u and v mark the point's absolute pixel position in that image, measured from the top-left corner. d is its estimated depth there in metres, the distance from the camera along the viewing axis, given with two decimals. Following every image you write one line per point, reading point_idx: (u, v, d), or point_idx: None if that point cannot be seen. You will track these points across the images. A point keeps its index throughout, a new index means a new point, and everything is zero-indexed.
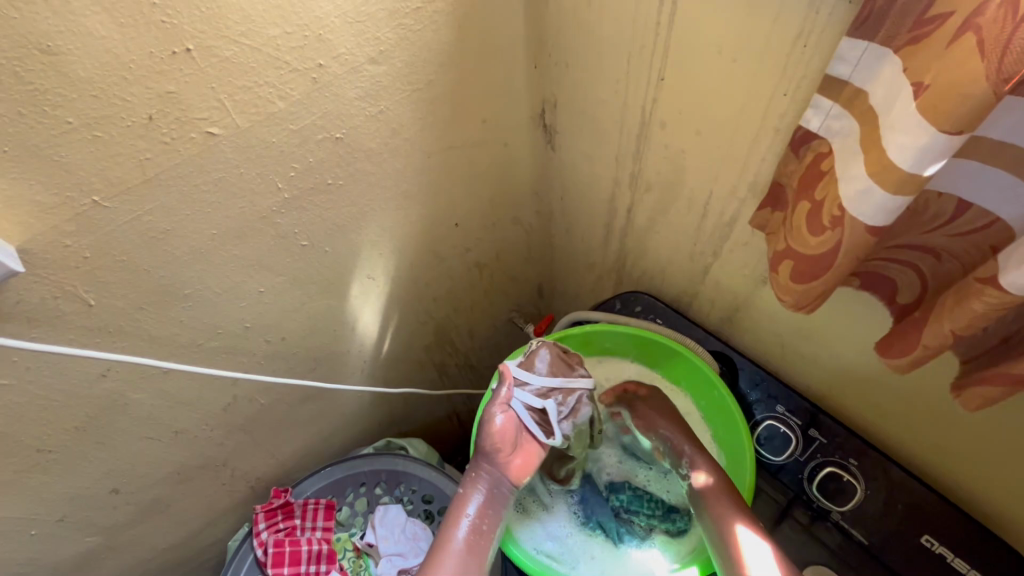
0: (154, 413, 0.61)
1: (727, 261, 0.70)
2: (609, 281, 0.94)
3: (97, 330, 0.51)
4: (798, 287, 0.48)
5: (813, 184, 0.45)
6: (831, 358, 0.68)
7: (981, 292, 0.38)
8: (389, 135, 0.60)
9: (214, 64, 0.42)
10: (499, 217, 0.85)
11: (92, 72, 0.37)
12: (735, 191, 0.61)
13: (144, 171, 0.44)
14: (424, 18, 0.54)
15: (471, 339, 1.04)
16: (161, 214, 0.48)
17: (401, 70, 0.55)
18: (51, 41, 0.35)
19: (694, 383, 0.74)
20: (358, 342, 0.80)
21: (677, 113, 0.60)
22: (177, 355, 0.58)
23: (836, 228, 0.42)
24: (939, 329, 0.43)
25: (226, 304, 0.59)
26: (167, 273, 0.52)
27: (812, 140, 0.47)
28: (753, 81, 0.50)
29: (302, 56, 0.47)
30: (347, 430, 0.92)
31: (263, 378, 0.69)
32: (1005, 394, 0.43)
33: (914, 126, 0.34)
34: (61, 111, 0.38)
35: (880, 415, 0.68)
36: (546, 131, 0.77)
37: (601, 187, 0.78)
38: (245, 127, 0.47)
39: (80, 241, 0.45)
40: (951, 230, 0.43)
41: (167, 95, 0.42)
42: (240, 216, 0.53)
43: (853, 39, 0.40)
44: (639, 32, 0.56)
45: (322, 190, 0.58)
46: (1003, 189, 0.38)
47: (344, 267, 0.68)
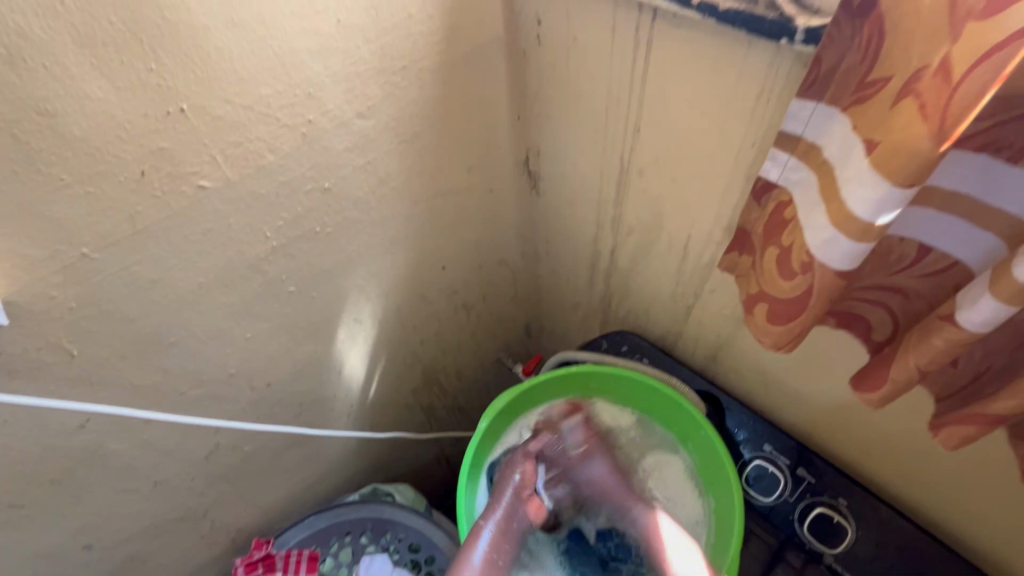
0: (133, 464, 0.60)
1: (707, 302, 0.72)
2: (595, 321, 0.95)
3: (78, 381, 0.50)
4: (774, 328, 0.49)
5: (779, 231, 0.47)
6: (814, 396, 0.69)
7: (941, 328, 0.40)
8: (376, 184, 0.62)
9: (207, 122, 0.44)
10: (485, 260, 0.87)
11: (87, 131, 0.39)
12: (711, 234, 0.63)
13: (135, 223, 0.45)
14: (410, 75, 0.56)
15: (459, 380, 1.04)
16: (149, 263, 0.48)
17: (388, 124, 0.58)
18: (49, 103, 0.37)
19: (682, 427, 0.73)
20: (345, 386, 0.80)
21: (653, 161, 0.62)
22: (160, 404, 0.58)
23: (807, 273, 0.43)
24: (906, 366, 0.44)
25: (211, 351, 0.59)
26: (153, 321, 0.52)
27: (772, 189, 0.49)
28: (721, 133, 0.53)
29: (293, 112, 0.49)
30: (333, 476, 0.90)
31: (247, 425, 0.68)
32: (979, 432, 0.44)
33: (868, 179, 0.36)
34: (56, 169, 0.39)
35: (866, 452, 0.69)
36: (530, 177, 0.80)
37: (584, 230, 0.80)
38: (235, 179, 0.49)
39: (67, 292, 0.45)
40: (916, 272, 0.45)
41: (160, 151, 0.43)
42: (228, 264, 0.54)
43: (802, 100, 0.43)
44: (613, 88, 0.60)
45: (309, 238, 0.59)
46: (959, 234, 0.41)
47: (332, 311, 0.69)
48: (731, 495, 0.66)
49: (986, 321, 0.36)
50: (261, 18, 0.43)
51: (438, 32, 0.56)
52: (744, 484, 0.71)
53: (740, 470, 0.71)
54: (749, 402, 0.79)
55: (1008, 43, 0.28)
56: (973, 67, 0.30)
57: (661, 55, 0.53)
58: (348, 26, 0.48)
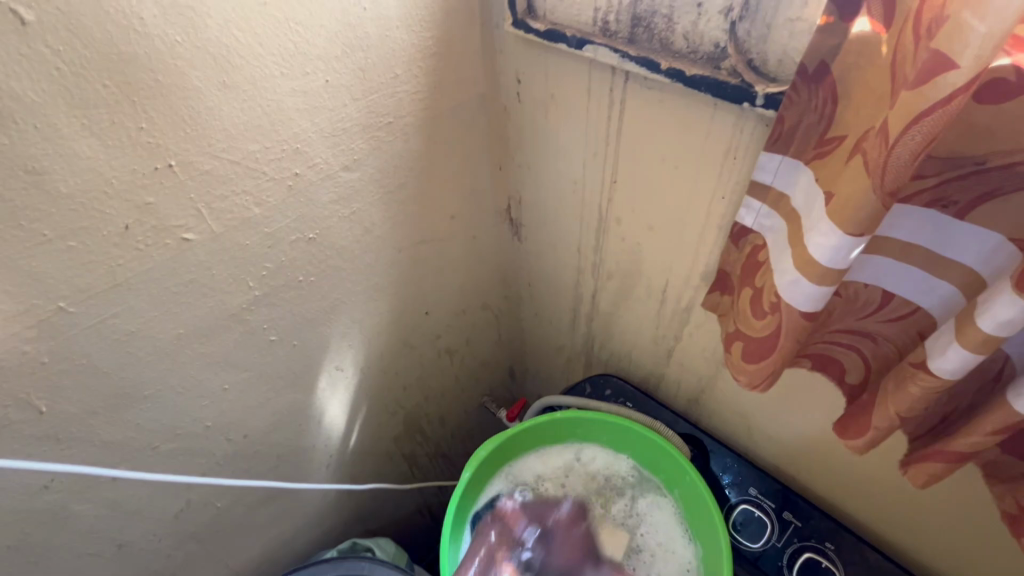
0: (97, 525, 0.57)
1: (687, 344, 0.73)
2: (579, 363, 0.96)
3: (45, 439, 0.48)
4: (750, 366, 0.51)
5: (754, 273, 0.50)
6: (796, 437, 0.70)
7: (915, 375, 0.41)
8: (361, 233, 0.63)
9: (195, 177, 0.45)
10: (468, 304, 0.87)
11: (74, 188, 0.39)
12: (688, 279, 0.65)
13: (115, 276, 0.45)
14: (395, 130, 0.59)
15: (442, 426, 1.02)
16: (128, 315, 0.48)
17: (373, 176, 0.60)
18: (37, 161, 0.37)
19: (666, 470, 0.73)
20: (325, 436, 0.78)
21: (631, 210, 0.65)
22: (130, 460, 0.56)
23: (775, 313, 0.45)
24: (886, 412, 0.45)
25: (188, 403, 0.57)
26: (128, 374, 0.51)
27: (748, 235, 0.52)
28: (693, 184, 0.56)
29: (279, 166, 0.50)
30: (310, 531, 0.86)
31: (222, 480, 0.66)
32: (944, 469, 0.45)
33: (826, 228, 0.38)
34: (39, 225, 0.39)
35: (848, 493, 0.69)
36: (512, 224, 0.82)
37: (566, 275, 0.82)
38: (220, 231, 0.49)
39: (40, 346, 0.44)
40: (881, 317, 0.47)
41: (146, 206, 0.44)
42: (209, 315, 0.53)
43: (769, 154, 0.45)
44: (590, 142, 0.62)
45: (292, 287, 0.59)
46: (917, 281, 0.43)
47: (313, 359, 0.68)
48: (720, 538, 0.65)
49: (957, 369, 0.38)
50: (252, 79, 0.44)
51: (423, 91, 0.59)
52: (732, 529, 0.70)
53: (727, 515, 0.71)
54: (732, 444, 0.80)
55: (934, 109, 0.30)
56: (904, 130, 0.31)
57: (634, 114, 0.56)
58: (336, 86, 0.50)
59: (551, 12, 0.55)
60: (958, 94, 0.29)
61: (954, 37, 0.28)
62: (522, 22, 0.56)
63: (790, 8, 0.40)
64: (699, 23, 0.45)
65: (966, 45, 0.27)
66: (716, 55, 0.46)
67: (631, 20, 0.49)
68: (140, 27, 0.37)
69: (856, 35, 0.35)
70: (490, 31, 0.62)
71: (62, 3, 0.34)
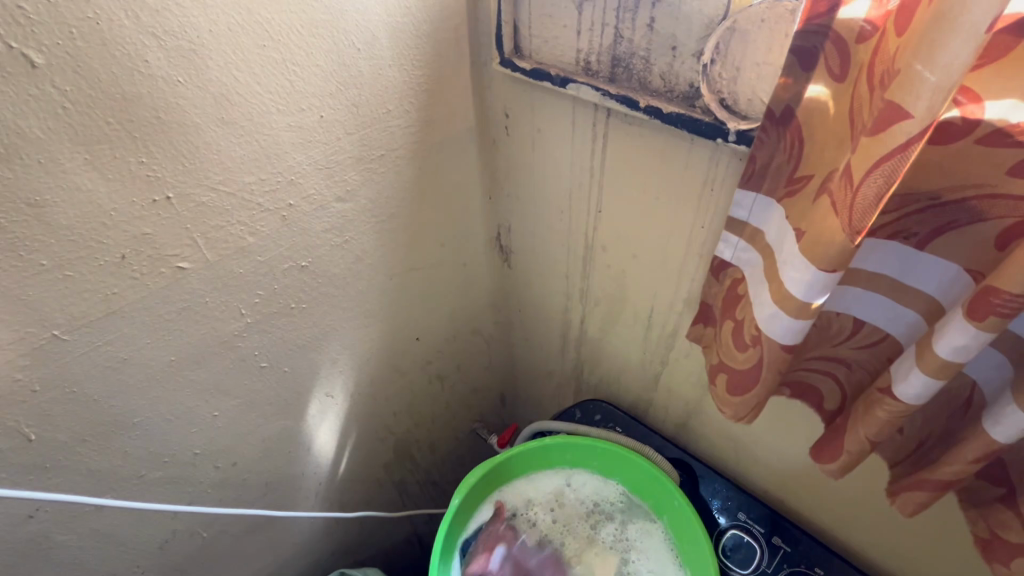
0: (80, 556, 0.56)
1: (674, 369, 0.75)
2: (568, 388, 0.96)
3: (32, 467, 0.48)
4: (735, 399, 0.52)
5: (734, 307, 0.52)
6: (782, 461, 0.71)
7: (882, 401, 0.42)
8: (353, 261, 0.64)
9: (191, 208, 0.46)
10: (459, 330, 0.88)
11: (73, 220, 0.41)
12: (673, 305, 0.67)
13: (110, 305, 0.46)
14: (388, 162, 0.61)
15: (432, 453, 1.02)
16: (121, 343, 0.48)
17: (366, 206, 0.61)
18: (39, 195, 0.38)
19: (654, 494, 0.73)
20: (314, 463, 0.78)
21: (616, 239, 0.67)
22: (116, 489, 0.55)
23: (757, 345, 0.47)
24: (856, 436, 0.46)
25: (177, 430, 0.58)
26: (118, 402, 0.51)
27: (727, 269, 0.54)
28: (674, 214, 0.58)
29: (274, 198, 0.52)
30: (297, 562, 0.85)
31: (208, 509, 0.65)
32: (931, 498, 0.45)
33: (800, 263, 0.39)
34: (38, 255, 0.40)
35: (835, 518, 0.70)
36: (502, 251, 0.84)
37: (555, 300, 0.84)
38: (214, 260, 0.51)
39: (32, 374, 0.45)
40: (853, 344, 0.49)
41: (143, 237, 0.45)
42: (201, 342, 0.54)
43: (744, 191, 0.47)
44: (576, 173, 0.65)
45: (284, 314, 0.60)
46: (885, 311, 0.45)
47: (304, 386, 0.68)
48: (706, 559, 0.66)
49: (920, 394, 0.39)
50: (250, 116, 0.46)
51: (415, 125, 0.61)
52: (721, 555, 0.70)
53: (717, 541, 0.71)
54: (721, 469, 0.80)
55: (894, 154, 0.32)
56: (869, 172, 0.33)
57: (617, 148, 0.58)
58: (331, 121, 0.52)
59: (536, 52, 0.58)
60: (914, 141, 0.31)
61: (907, 89, 0.30)
62: (509, 61, 0.59)
63: (756, 53, 0.42)
64: (675, 64, 0.48)
65: (917, 97, 0.30)
66: (690, 94, 0.48)
67: (611, 60, 0.52)
68: (144, 69, 0.39)
69: (816, 84, 0.38)
70: (479, 68, 0.64)
71: (72, 47, 0.36)
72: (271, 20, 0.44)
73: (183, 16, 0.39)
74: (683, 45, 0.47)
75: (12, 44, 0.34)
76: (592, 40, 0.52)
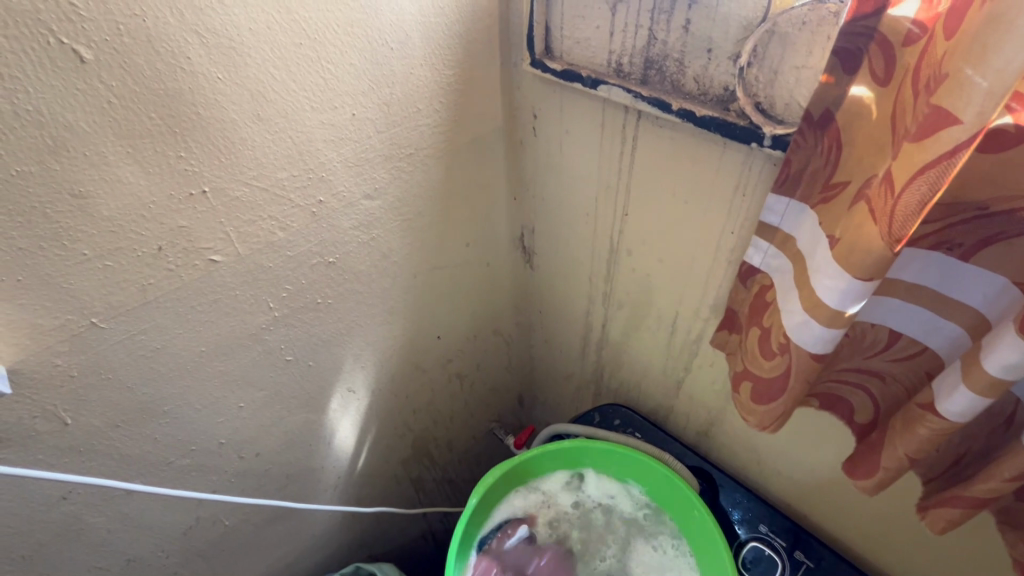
0: (109, 539, 0.58)
1: (697, 377, 0.73)
2: (588, 392, 0.96)
3: (67, 450, 0.50)
4: (760, 407, 0.51)
5: (760, 313, 0.51)
6: (807, 473, 0.69)
7: (923, 417, 0.41)
8: (379, 258, 0.65)
9: (225, 203, 0.47)
10: (480, 329, 0.88)
11: (115, 211, 0.42)
12: (698, 311, 0.66)
13: (145, 295, 0.47)
14: (416, 161, 0.61)
15: (449, 451, 1.02)
16: (154, 332, 0.50)
17: (393, 204, 0.62)
18: (83, 186, 0.39)
19: (674, 504, 0.72)
20: (334, 457, 0.79)
21: (642, 242, 0.66)
22: (145, 474, 0.57)
23: (785, 353, 0.45)
24: (894, 452, 0.45)
25: (204, 420, 0.59)
26: (150, 389, 0.52)
27: (755, 274, 0.52)
28: (703, 219, 0.57)
29: (305, 194, 0.53)
30: (315, 553, 0.86)
31: (231, 497, 0.67)
32: (963, 516, 0.44)
33: (833, 271, 0.38)
34: (80, 245, 0.41)
35: (860, 535, 0.68)
36: (525, 251, 0.84)
37: (577, 303, 0.83)
38: (246, 254, 0.52)
39: (70, 360, 0.46)
40: (890, 356, 0.48)
41: (179, 229, 0.46)
42: (230, 334, 0.55)
43: (777, 196, 0.46)
44: (603, 175, 0.64)
45: (311, 309, 0.61)
46: (924, 323, 0.44)
47: (327, 380, 0.69)
48: (720, 553, 0.65)
49: (964, 412, 0.38)
50: (285, 113, 0.47)
51: (444, 124, 0.61)
52: (741, 568, 0.68)
53: (737, 552, 0.69)
54: (743, 479, 0.79)
55: (940, 161, 0.30)
56: (912, 179, 0.32)
57: (646, 149, 0.58)
58: (362, 119, 0.53)
59: (567, 53, 0.58)
60: (961, 148, 0.29)
61: (954, 94, 0.29)
62: (540, 62, 0.59)
63: (795, 56, 0.42)
64: (709, 67, 0.47)
65: (967, 102, 0.28)
66: (726, 97, 0.48)
67: (644, 63, 0.52)
68: (186, 65, 0.40)
69: (853, 96, 0.38)
70: (509, 69, 0.65)
71: (119, 44, 0.37)
72: (309, 19, 0.45)
73: (225, 14, 0.40)
74: (719, 48, 0.46)
75: (64, 40, 0.35)
76: (625, 42, 0.52)
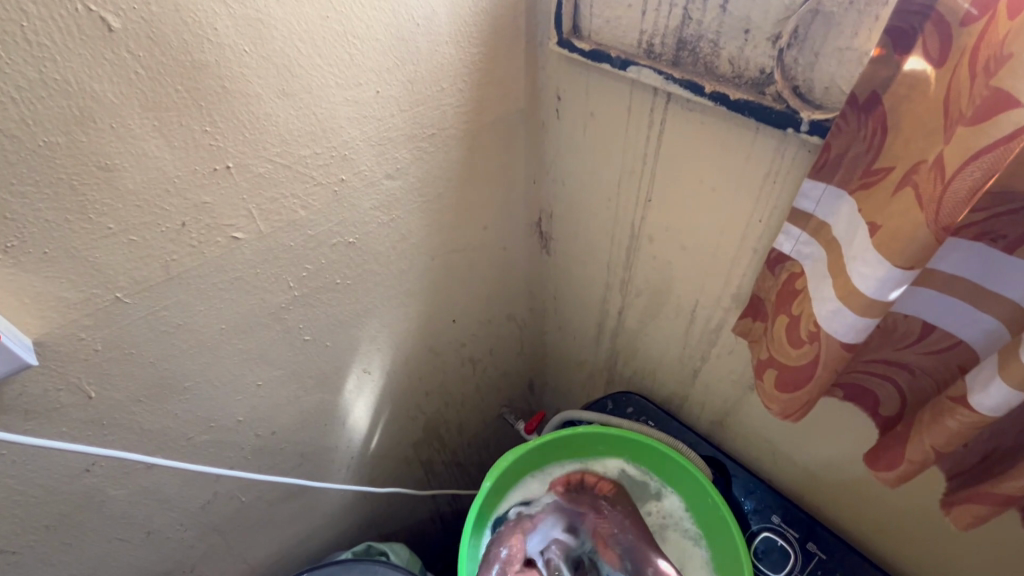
0: (129, 512, 0.58)
1: (714, 366, 0.73)
2: (600, 379, 0.96)
3: (90, 423, 0.50)
4: (784, 396, 0.51)
5: (789, 301, 0.50)
6: (822, 466, 0.69)
7: (954, 410, 0.41)
8: (397, 240, 0.64)
9: (249, 178, 0.47)
10: (494, 314, 0.88)
11: (140, 185, 0.41)
12: (719, 300, 0.65)
13: (168, 271, 0.47)
14: (438, 141, 0.60)
15: (460, 435, 1.02)
16: (176, 308, 0.49)
17: (414, 184, 0.61)
18: (109, 159, 0.39)
19: (692, 494, 0.72)
20: (348, 437, 0.79)
21: (664, 229, 0.65)
22: (165, 450, 0.57)
23: (814, 342, 0.45)
24: (920, 445, 0.45)
25: (223, 397, 0.59)
26: (171, 365, 0.52)
27: (784, 261, 0.51)
28: (731, 206, 0.56)
29: (328, 172, 0.52)
30: (327, 531, 0.87)
31: (248, 475, 0.67)
32: (990, 512, 0.43)
33: (871, 258, 0.38)
34: (105, 218, 0.41)
35: (875, 528, 0.68)
36: (542, 237, 0.83)
37: (593, 289, 0.83)
38: (267, 232, 0.51)
39: (94, 334, 0.46)
40: (920, 349, 0.47)
41: (202, 205, 0.45)
42: (249, 312, 0.55)
43: (814, 181, 0.45)
44: (627, 159, 0.63)
45: (328, 289, 0.61)
46: (960, 316, 0.43)
47: (342, 361, 0.69)
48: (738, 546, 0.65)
49: (999, 406, 0.37)
50: (309, 88, 0.46)
51: (467, 105, 0.60)
52: (753, 558, 0.69)
53: (748, 542, 0.70)
54: (756, 470, 0.78)
55: (994, 146, 0.30)
56: (963, 166, 0.31)
57: (674, 134, 0.57)
58: (385, 97, 0.52)
59: (596, 33, 0.56)
60: (1020, 133, 0.29)
61: (1017, 76, 0.28)
62: (567, 41, 0.57)
63: (840, 36, 0.40)
64: (746, 49, 0.46)
65: None
66: (761, 80, 0.46)
67: (677, 43, 0.50)
68: (213, 37, 0.39)
69: (906, 73, 0.36)
70: (534, 49, 0.63)
71: (147, 13, 0.36)
72: None
73: None
74: (757, 28, 0.44)
75: (92, 7, 0.34)
76: (658, 21, 0.51)
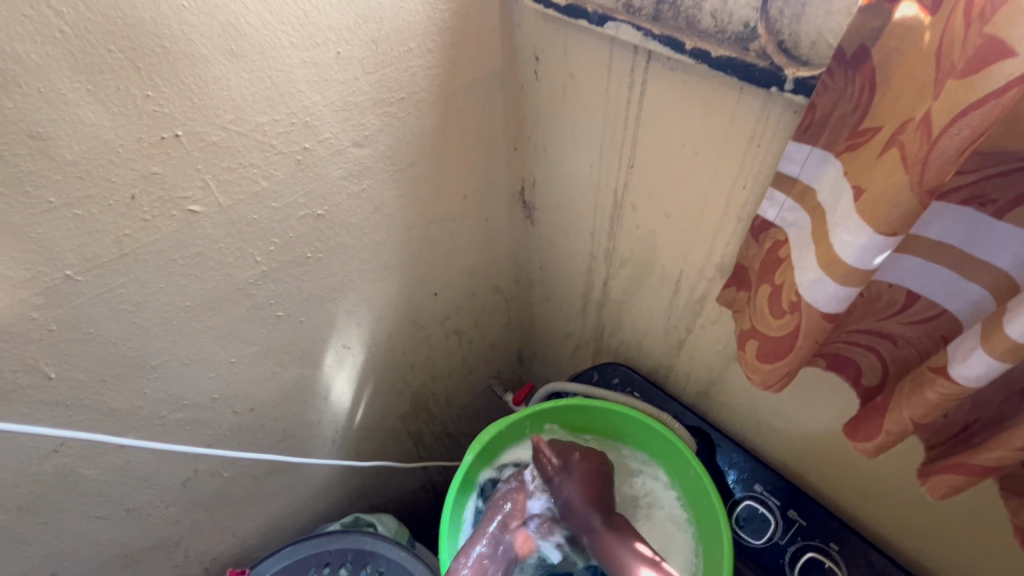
0: (105, 491, 0.58)
1: (700, 337, 0.72)
2: (587, 350, 0.95)
3: (54, 404, 0.49)
4: (765, 367, 0.49)
5: (772, 270, 0.48)
6: (806, 435, 0.68)
7: (934, 381, 0.39)
8: (370, 212, 0.62)
9: (202, 148, 0.44)
10: (478, 285, 0.86)
11: (80, 155, 0.39)
12: (703, 270, 0.63)
13: (122, 247, 0.45)
14: (408, 106, 0.57)
15: (448, 407, 1.02)
16: (134, 285, 0.47)
17: (384, 152, 0.58)
18: (42, 127, 0.37)
19: (672, 463, 0.72)
20: (332, 412, 0.79)
21: (647, 197, 0.63)
22: (137, 429, 0.56)
23: (796, 312, 0.43)
24: (899, 416, 0.44)
25: (195, 375, 0.58)
26: (135, 344, 0.51)
27: (769, 229, 0.49)
28: (715, 171, 0.54)
29: (289, 140, 0.49)
30: (316, 503, 0.88)
31: (227, 451, 0.67)
32: (966, 482, 0.43)
33: (854, 225, 0.36)
34: (45, 192, 0.39)
35: (856, 495, 0.68)
36: (525, 207, 0.81)
37: (578, 259, 0.81)
38: (228, 205, 0.49)
39: (48, 313, 0.44)
40: (904, 318, 0.46)
41: (152, 176, 0.43)
42: (216, 288, 0.53)
43: (798, 143, 0.43)
44: (608, 122, 0.60)
45: (300, 263, 0.59)
46: (946, 283, 0.41)
47: (320, 336, 0.68)
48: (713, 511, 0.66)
49: (979, 377, 0.36)
50: (262, 48, 0.43)
51: (437, 66, 0.57)
52: (734, 525, 0.70)
53: (731, 510, 0.71)
54: (742, 439, 0.78)
55: (985, 101, 0.27)
56: (951, 123, 0.29)
57: (656, 94, 0.54)
58: (348, 58, 0.49)
59: None
60: (1012, 86, 0.26)
61: (1015, 22, 0.26)
62: None
63: None
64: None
65: None
66: (745, 34, 0.43)
67: None
68: None
69: (899, 20, 0.33)
70: (509, 5, 0.59)
71: None
72: None
73: None
74: None
75: None
76: None
